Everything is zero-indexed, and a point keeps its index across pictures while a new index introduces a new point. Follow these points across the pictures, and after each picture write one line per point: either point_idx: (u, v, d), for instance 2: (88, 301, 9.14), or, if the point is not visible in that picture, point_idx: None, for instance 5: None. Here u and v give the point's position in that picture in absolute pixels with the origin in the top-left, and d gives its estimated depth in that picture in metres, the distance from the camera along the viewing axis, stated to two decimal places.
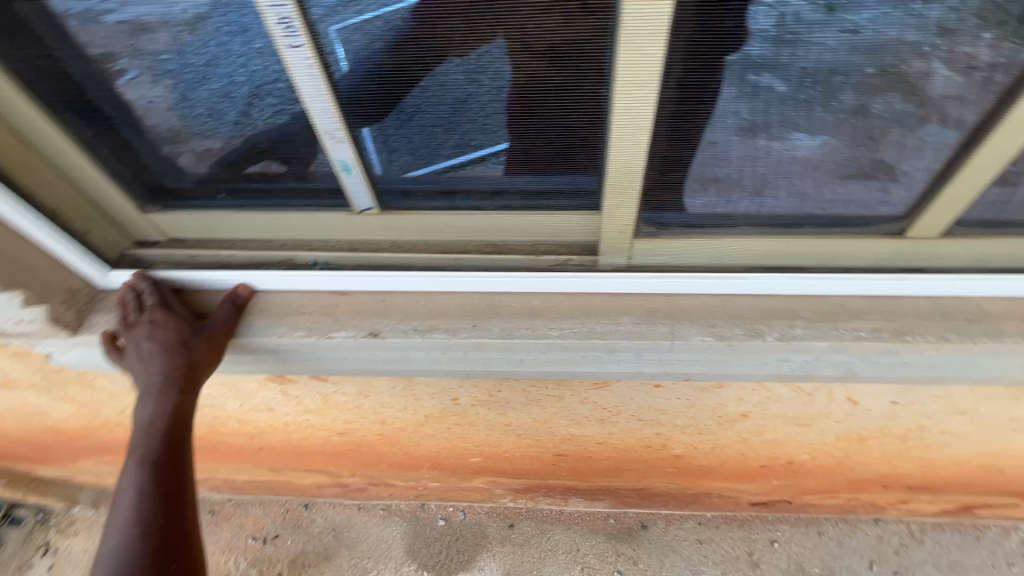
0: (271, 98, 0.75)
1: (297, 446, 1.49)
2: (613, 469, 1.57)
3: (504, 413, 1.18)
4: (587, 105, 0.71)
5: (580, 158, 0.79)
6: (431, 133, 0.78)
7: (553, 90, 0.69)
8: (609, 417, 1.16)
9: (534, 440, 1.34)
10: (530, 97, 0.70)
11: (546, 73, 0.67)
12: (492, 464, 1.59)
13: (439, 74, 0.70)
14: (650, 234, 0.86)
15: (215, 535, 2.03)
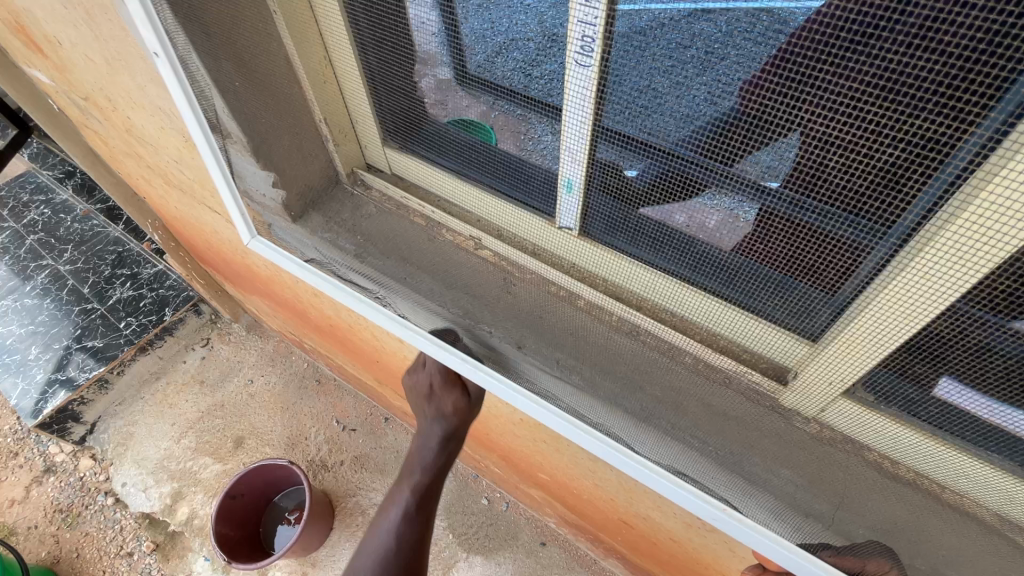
0: (575, 79, 0.57)
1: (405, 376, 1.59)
2: (662, 561, 1.44)
3: (595, 460, 1.11)
4: (806, 292, 0.58)
5: (790, 353, 0.63)
6: (766, 234, 0.57)
7: (778, 264, 0.59)
8: (698, 526, 1.04)
9: (607, 496, 1.28)
10: (795, 245, 0.55)
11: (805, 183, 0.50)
12: (552, 484, 1.58)
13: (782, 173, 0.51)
14: (864, 401, 0.60)
15: (319, 405, 2.62)
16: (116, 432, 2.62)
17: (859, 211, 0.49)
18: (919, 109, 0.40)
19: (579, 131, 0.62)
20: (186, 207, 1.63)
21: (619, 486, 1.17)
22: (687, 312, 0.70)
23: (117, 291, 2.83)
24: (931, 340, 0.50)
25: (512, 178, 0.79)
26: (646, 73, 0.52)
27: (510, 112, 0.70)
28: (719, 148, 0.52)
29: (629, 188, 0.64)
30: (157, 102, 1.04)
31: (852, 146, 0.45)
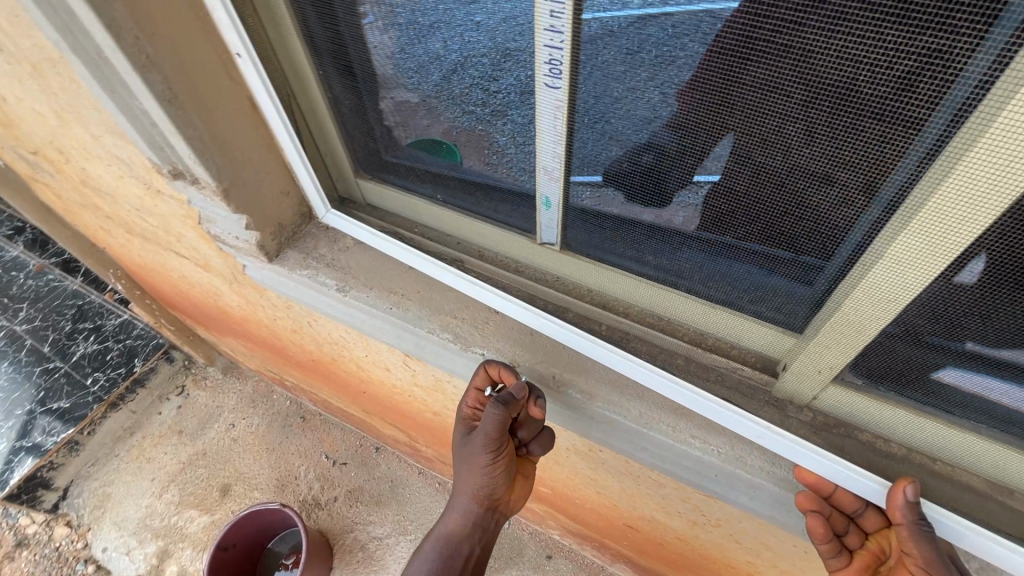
0: (546, 100, 0.58)
1: (394, 403, 1.55)
2: (671, 561, 1.44)
3: (596, 468, 1.11)
4: (788, 284, 0.60)
5: (777, 337, 0.66)
6: (746, 232, 0.58)
7: (760, 261, 0.60)
8: (703, 523, 1.04)
9: (611, 502, 1.28)
10: (774, 240, 0.57)
11: (788, 155, 0.49)
12: (554, 497, 1.56)
13: (754, 174, 0.52)
14: (850, 385, 0.63)
15: (305, 442, 2.54)
16: (92, 494, 2.47)
17: (829, 208, 0.50)
18: (879, 104, 0.41)
19: (552, 151, 0.63)
20: (151, 254, 1.58)
21: (622, 491, 1.17)
22: (671, 309, 0.73)
23: (81, 346, 2.71)
24: (935, 296, 0.50)
25: (488, 197, 0.79)
26: (618, 88, 0.53)
27: (484, 130, 0.70)
28: (693, 156, 0.54)
29: (610, 199, 0.66)
30: (114, 151, 1.01)
31: (834, 115, 0.44)
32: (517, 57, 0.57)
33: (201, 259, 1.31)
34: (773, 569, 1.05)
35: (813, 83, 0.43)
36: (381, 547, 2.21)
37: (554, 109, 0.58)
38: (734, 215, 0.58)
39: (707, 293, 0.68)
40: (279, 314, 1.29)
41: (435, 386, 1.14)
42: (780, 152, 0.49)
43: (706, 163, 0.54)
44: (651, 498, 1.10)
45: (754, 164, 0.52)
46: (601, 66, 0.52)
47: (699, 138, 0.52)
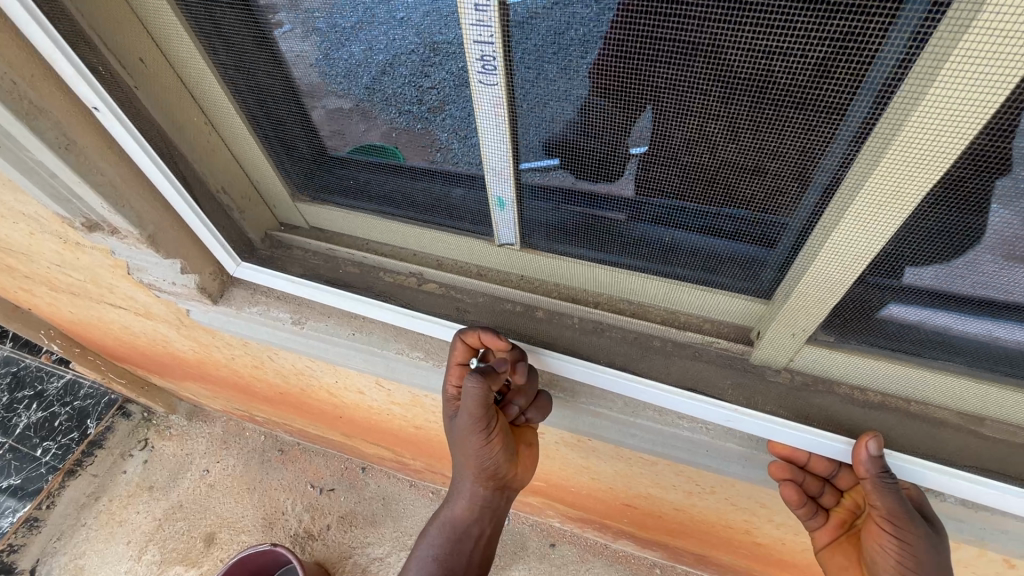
0: (483, 97, 0.55)
1: (373, 423, 1.50)
2: (672, 530, 1.45)
3: (587, 456, 1.10)
4: (752, 251, 0.60)
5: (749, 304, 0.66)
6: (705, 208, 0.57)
7: (723, 234, 0.60)
8: (699, 492, 1.05)
9: (606, 486, 1.28)
10: (732, 212, 0.56)
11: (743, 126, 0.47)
12: (550, 488, 1.55)
13: (705, 149, 0.51)
14: (824, 343, 0.64)
15: (288, 475, 2.43)
16: (63, 570, 2.19)
17: (783, 172, 0.50)
18: (819, 64, 0.40)
19: (498, 149, 0.60)
20: (83, 309, 1.45)
21: (616, 474, 1.17)
22: (640, 294, 0.72)
23: (24, 418, 2.56)
24: (897, 243, 0.51)
25: (440, 199, 0.75)
26: (556, 78, 0.51)
27: (429, 133, 0.66)
28: (643, 137, 0.52)
29: (564, 190, 0.63)
30: (18, 207, 0.91)
31: (777, 78, 0.43)
32: (443, 51, 0.54)
33: (140, 307, 1.21)
34: (769, 522, 1.07)
35: (768, 48, 0.41)
36: (383, 567, 2.14)
37: (493, 106, 0.55)
38: (690, 194, 0.57)
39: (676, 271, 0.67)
40: (236, 353, 1.21)
41: (413, 401, 1.10)
42: (729, 124, 0.48)
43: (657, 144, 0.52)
44: (645, 477, 1.11)
45: (704, 139, 0.50)
46: (535, 55, 0.49)
47: (646, 119, 0.50)
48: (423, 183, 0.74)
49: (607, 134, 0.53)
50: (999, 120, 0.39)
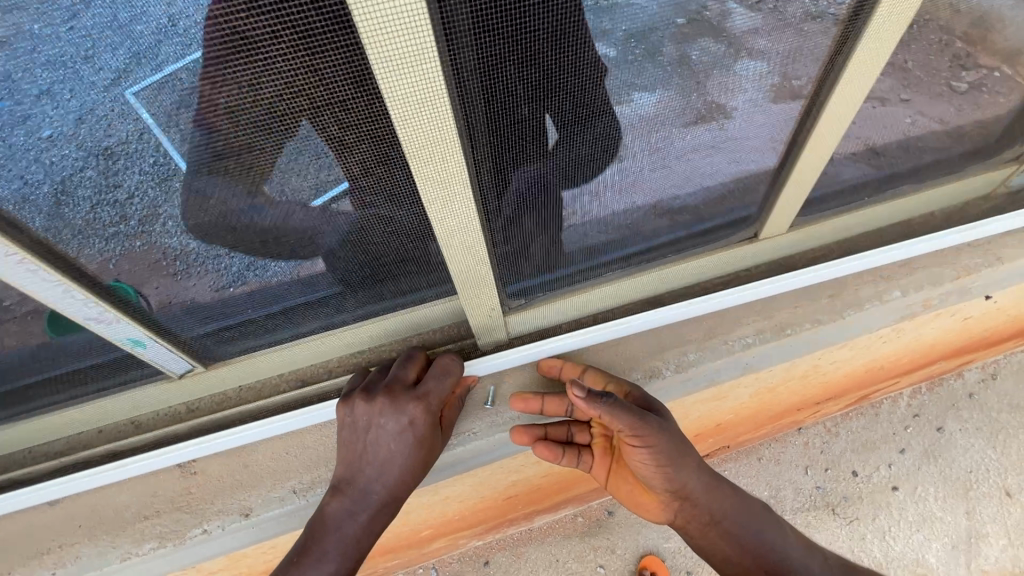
0: (10, 256, 0.47)
1: None
2: (568, 503, 1.46)
3: (438, 491, 1.06)
4: (417, 244, 0.63)
5: (442, 279, 0.70)
6: (349, 228, 0.58)
7: (384, 241, 0.61)
8: (545, 455, 1.09)
9: (482, 503, 1.24)
10: (374, 223, 0.58)
11: (357, 96, 0.43)
12: (446, 546, 1.43)
13: (301, 183, 0.51)
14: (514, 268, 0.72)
15: None
16: None
17: (382, 177, 0.52)
18: (321, 86, 0.42)
19: (73, 295, 0.54)
20: None
21: (478, 489, 1.14)
22: (353, 320, 0.74)
23: None
24: (511, 184, 0.58)
25: (96, 351, 0.64)
26: (72, 206, 0.46)
27: (14, 304, 0.54)
28: (244, 186, 0.50)
29: (199, 285, 0.60)
30: None
31: (307, 105, 0.43)
32: None
33: None
34: None
35: (280, 85, 0.41)
36: None
37: (29, 257, 0.48)
38: (326, 218, 0.57)
39: (365, 286, 0.68)
40: None
41: None
42: (307, 155, 0.48)
43: (262, 187, 0.51)
44: (499, 473, 1.10)
45: (299, 174, 0.50)
46: (27, 197, 0.44)
47: (232, 173, 0.48)
48: (49, 347, 0.61)
49: (202, 198, 0.50)
50: (494, 76, 0.45)
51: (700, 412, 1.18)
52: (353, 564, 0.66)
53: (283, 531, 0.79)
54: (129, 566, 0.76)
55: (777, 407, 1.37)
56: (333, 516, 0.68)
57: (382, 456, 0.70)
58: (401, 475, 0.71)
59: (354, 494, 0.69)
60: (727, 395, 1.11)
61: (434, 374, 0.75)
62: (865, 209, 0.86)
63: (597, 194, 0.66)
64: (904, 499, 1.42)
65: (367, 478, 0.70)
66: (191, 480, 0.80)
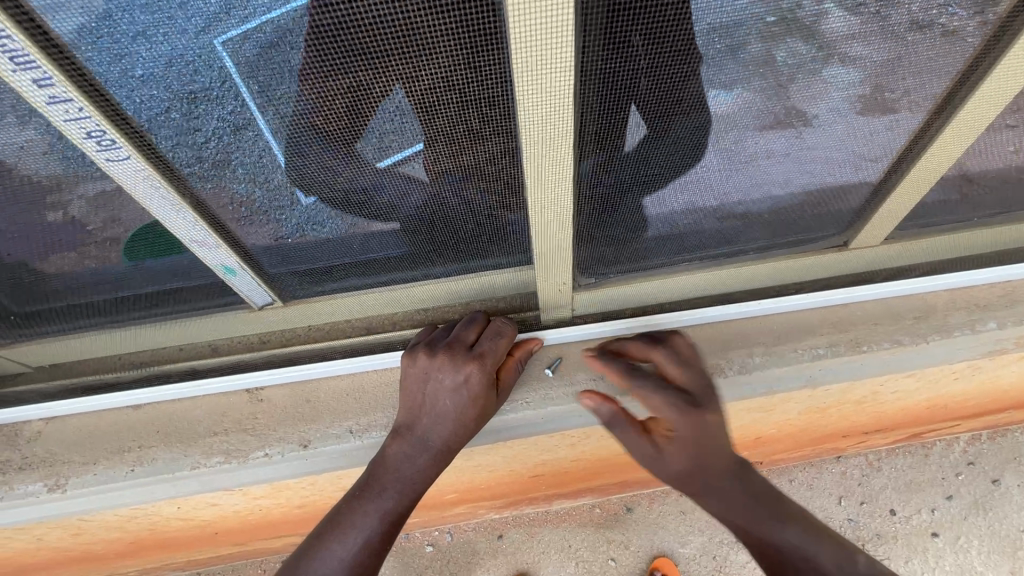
0: (135, 173, 0.51)
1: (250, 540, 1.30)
2: (592, 493, 1.46)
3: (471, 457, 1.09)
4: (495, 216, 0.64)
5: (512, 250, 0.71)
6: (435, 190, 0.60)
7: (464, 206, 0.62)
8: (579, 440, 1.10)
9: (509, 477, 1.26)
10: (459, 187, 0.59)
11: (473, 56, 0.44)
12: (467, 513, 1.47)
13: (400, 142, 0.52)
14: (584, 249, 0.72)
15: None
16: None
17: (477, 140, 0.53)
18: (442, 42, 0.43)
19: (181, 217, 0.58)
20: None
21: (508, 462, 1.16)
22: (418, 279, 0.76)
23: None
24: (599, 165, 0.58)
25: (186, 276, 0.69)
26: (193, 135, 0.49)
27: (117, 227, 0.59)
28: (349, 143, 0.51)
29: (289, 226, 0.63)
30: None
31: (425, 62, 0.44)
32: (66, 144, 0.48)
33: None
34: None
35: (405, 39, 0.42)
36: None
37: (150, 176, 0.52)
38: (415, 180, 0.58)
39: (436, 247, 0.70)
40: (29, 538, 0.98)
41: (266, 499, 0.97)
42: (413, 115, 0.49)
43: (363, 146, 0.52)
44: (531, 450, 1.12)
45: (402, 134, 0.51)
46: (156, 121, 0.47)
47: (339, 129, 0.49)
48: (146, 269, 0.66)
49: (307, 151, 0.52)
50: (610, 48, 0.45)
51: (742, 422, 1.15)
52: (409, 502, 0.73)
53: (336, 464, 0.85)
54: (191, 475, 0.83)
55: (826, 429, 1.31)
56: (393, 457, 0.74)
57: (438, 405, 0.75)
58: (455, 427, 0.75)
59: (412, 440, 0.75)
60: (774, 408, 1.08)
61: (490, 334, 0.78)
62: (964, 236, 0.81)
63: (681, 186, 0.64)
64: (943, 546, 1.35)
65: (424, 426, 0.75)
66: (256, 407, 0.86)
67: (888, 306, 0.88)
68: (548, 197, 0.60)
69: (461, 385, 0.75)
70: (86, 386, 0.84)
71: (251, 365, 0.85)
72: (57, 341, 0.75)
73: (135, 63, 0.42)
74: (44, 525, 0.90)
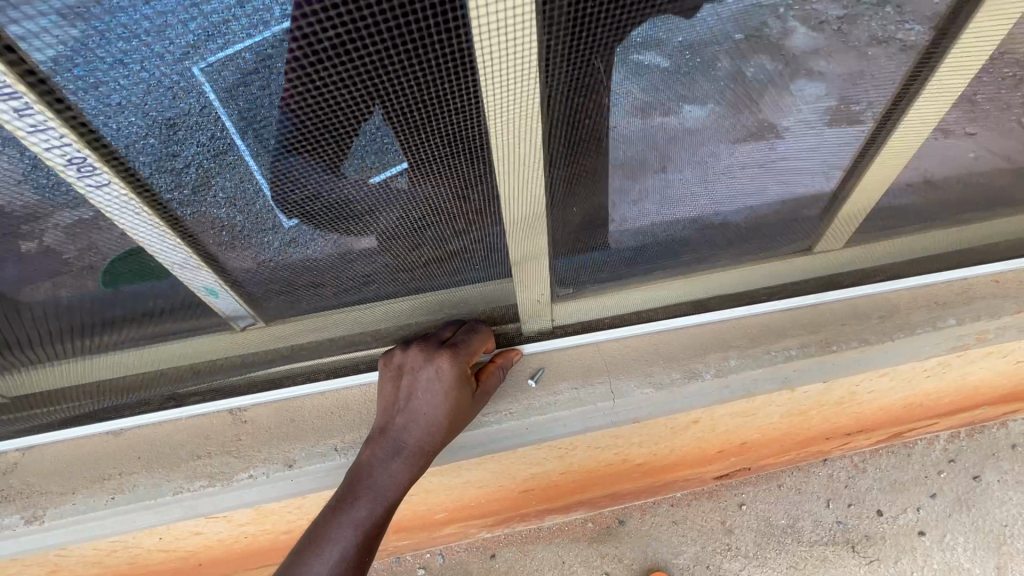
0: (113, 198, 0.52)
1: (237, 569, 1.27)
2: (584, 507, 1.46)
3: (459, 472, 1.09)
4: (473, 231, 0.66)
5: (488, 266, 0.73)
6: (413, 208, 0.61)
7: (442, 223, 0.64)
8: (567, 451, 1.10)
9: (498, 492, 1.26)
10: (436, 204, 0.61)
11: (447, 81, 0.46)
12: (459, 533, 1.45)
13: (378, 163, 0.53)
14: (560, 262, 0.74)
15: None
16: None
17: (453, 159, 0.54)
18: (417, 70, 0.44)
19: (162, 240, 0.58)
20: None
21: (497, 477, 1.16)
22: (398, 297, 0.77)
23: None
24: (570, 179, 0.61)
25: (164, 301, 0.69)
26: (171, 158, 0.50)
27: (93, 254, 0.59)
28: (329, 166, 0.53)
29: (269, 247, 0.64)
30: None
31: (400, 89, 0.45)
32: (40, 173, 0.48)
33: None
34: (635, 448, 1.16)
35: (381, 69, 0.44)
36: None
37: (127, 201, 0.52)
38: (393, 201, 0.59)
39: (414, 266, 0.72)
40: None
41: (251, 525, 0.95)
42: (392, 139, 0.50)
43: (343, 168, 0.53)
44: (519, 463, 1.12)
45: (380, 155, 0.52)
46: (133, 146, 0.47)
47: (320, 152, 0.51)
48: (124, 296, 0.66)
49: (287, 175, 0.53)
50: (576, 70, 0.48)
51: (725, 427, 1.17)
52: (384, 508, 0.72)
53: (320, 486, 0.84)
54: (172, 501, 0.82)
55: (808, 432, 1.34)
56: (367, 460, 0.74)
57: (412, 407, 0.76)
58: (430, 428, 0.75)
59: (386, 442, 0.75)
60: (755, 412, 1.10)
61: (461, 336, 0.79)
62: (919, 239, 0.84)
63: (651, 198, 0.67)
64: (930, 544, 1.36)
65: (398, 426, 0.76)
66: (239, 428, 0.86)
67: (856, 308, 0.91)
68: (522, 208, 0.62)
69: (432, 386, 0.76)
70: (64, 418, 0.83)
71: (236, 387, 0.86)
72: (32, 375, 0.74)
73: (111, 91, 0.43)
74: (19, 564, 0.88)
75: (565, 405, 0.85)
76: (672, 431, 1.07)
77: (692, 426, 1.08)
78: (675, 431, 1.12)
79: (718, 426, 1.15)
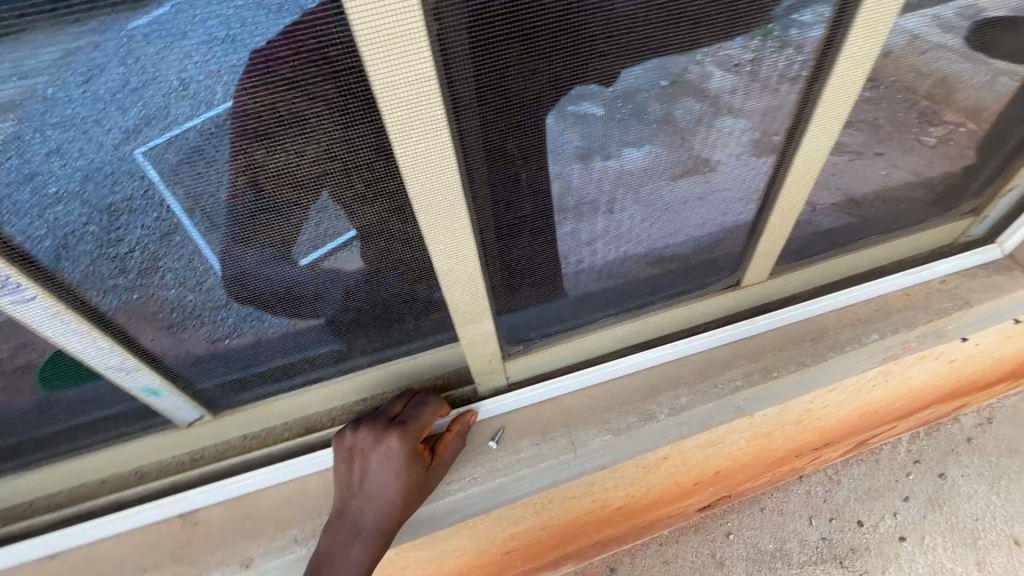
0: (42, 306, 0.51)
1: None
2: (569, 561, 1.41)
3: (433, 543, 1.04)
4: (419, 296, 0.68)
5: (438, 328, 0.74)
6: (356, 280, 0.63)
7: (387, 291, 0.65)
8: (542, 506, 1.08)
9: (478, 559, 1.20)
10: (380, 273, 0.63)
11: (375, 159, 0.50)
12: None
13: (318, 239, 0.56)
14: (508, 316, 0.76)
15: None
16: None
17: (390, 229, 0.57)
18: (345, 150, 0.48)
19: (95, 345, 0.57)
20: None
21: (474, 544, 1.12)
22: (351, 368, 0.77)
23: None
24: (505, 240, 0.64)
25: (103, 400, 0.66)
26: (103, 259, 0.50)
27: (23, 357, 0.57)
28: (270, 246, 0.55)
29: (211, 336, 0.64)
30: None
31: (332, 167, 0.49)
32: None
33: None
34: (610, 492, 1.15)
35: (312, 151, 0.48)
36: None
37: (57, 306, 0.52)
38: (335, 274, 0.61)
39: (364, 336, 0.72)
40: None
41: None
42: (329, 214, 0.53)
43: (285, 246, 0.55)
44: (495, 526, 1.09)
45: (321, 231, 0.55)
46: (61, 250, 0.48)
47: (261, 233, 0.53)
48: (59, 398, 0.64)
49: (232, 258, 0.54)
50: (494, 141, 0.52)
51: (695, 459, 1.18)
52: None
53: None
54: None
55: (776, 453, 1.36)
56: (325, 550, 0.71)
57: (367, 487, 0.73)
58: (387, 508, 0.72)
59: (343, 528, 0.72)
60: (720, 440, 1.12)
61: (412, 409, 0.78)
62: (833, 257, 0.93)
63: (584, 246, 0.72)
64: (912, 549, 1.36)
65: (353, 510, 0.73)
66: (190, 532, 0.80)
67: (792, 329, 0.97)
68: (466, 273, 0.64)
69: (384, 463, 0.73)
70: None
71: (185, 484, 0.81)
72: None
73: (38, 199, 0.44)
74: None
75: (528, 463, 0.84)
76: (643, 470, 1.08)
77: (662, 463, 1.09)
78: (647, 469, 1.12)
79: (688, 458, 1.16)
